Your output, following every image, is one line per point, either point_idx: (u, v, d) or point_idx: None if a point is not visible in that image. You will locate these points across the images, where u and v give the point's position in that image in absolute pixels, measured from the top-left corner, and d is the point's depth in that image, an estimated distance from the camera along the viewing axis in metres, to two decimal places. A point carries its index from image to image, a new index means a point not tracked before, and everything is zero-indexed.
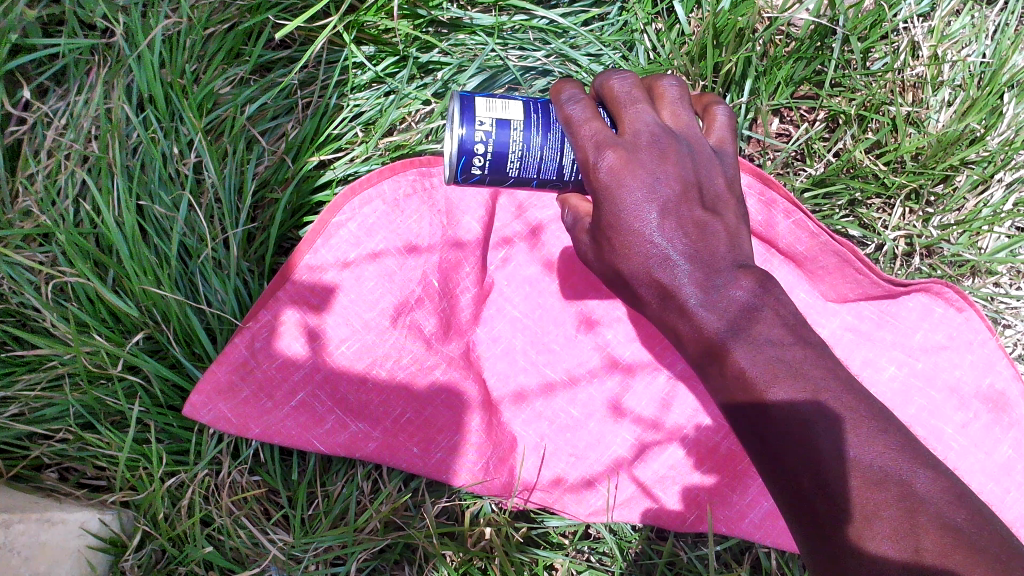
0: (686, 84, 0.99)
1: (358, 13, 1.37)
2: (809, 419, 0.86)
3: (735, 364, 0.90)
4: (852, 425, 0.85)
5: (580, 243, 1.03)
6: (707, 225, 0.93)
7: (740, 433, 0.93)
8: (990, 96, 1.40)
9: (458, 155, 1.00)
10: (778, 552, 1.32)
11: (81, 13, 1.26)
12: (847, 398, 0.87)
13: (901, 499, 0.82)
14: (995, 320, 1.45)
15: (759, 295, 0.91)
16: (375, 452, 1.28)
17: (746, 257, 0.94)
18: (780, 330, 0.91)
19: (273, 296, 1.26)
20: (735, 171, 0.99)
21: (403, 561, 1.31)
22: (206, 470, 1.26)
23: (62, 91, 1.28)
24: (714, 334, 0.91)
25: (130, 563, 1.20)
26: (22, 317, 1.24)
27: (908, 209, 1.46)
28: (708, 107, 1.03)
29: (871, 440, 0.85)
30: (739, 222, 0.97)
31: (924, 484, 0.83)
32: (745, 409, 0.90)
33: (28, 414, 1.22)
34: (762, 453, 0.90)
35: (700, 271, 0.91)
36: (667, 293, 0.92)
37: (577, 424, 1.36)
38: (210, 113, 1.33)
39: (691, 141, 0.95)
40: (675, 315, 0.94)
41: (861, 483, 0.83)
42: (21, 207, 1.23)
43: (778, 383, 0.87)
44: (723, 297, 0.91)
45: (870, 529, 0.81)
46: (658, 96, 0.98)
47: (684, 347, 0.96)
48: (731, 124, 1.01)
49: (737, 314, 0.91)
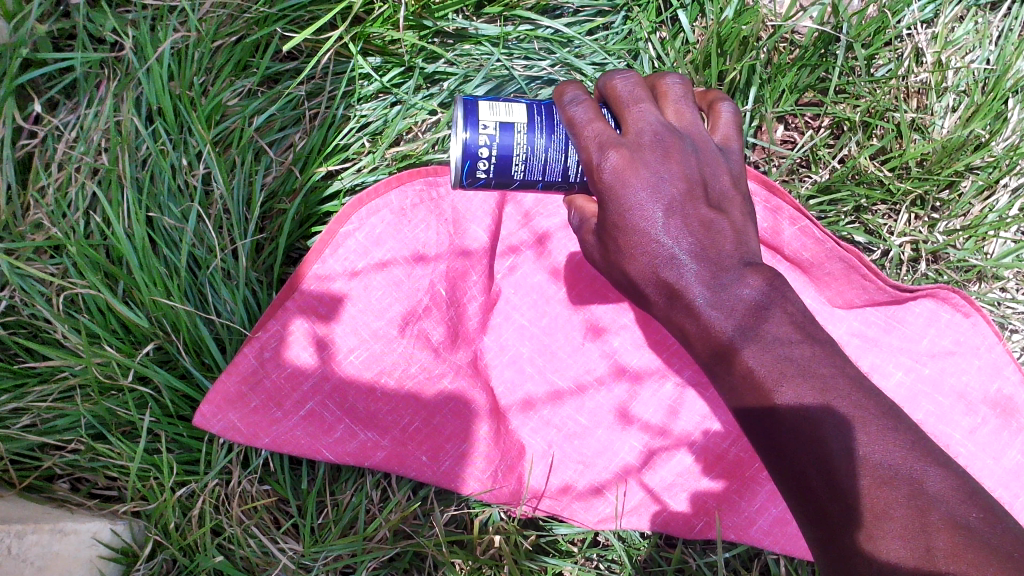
0: (690, 83, 1.00)
1: (364, 24, 1.39)
2: (817, 419, 0.85)
3: (743, 364, 0.90)
4: (861, 424, 0.85)
5: (587, 245, 1.02)
6: (713, 222, 0.93)
7: (749, 435, 0.93)
8: (994, 101, 1.41)
9: (462, 160, 1.01)
10: (788, 559, 1.32)
11: (91, 27, 1.29)
12: (855, 395, 0.87)
13: (912, 498, 0.82)
14: (1002, 325, 1.45)
15: (767, 293, 0.91)
16: (384, 460, 1.28)
17: (753, 255, 0.94)
18: (788, 329, 0.90)
19: (282, 306, 1.27)
20: (740, 169, 0.99)
21: (413, 569, 1.31)
22: (216, 479, 1.27)
23: (72, 104, 1.30)
24: (723, 334, 0.91)
25: (142, 572, 1.22)
26: (33, 328, 1.25)
27: (914, 214, 1.46)
28: (712, 105, 1.04)
29: (881, 439, 0.85)
30: (745, 221, 0.96)
31: (935, 483, 0.82)
32: (755, 410, 0.90)
33: (40, 425, 1.23)
34: (771, 455, 0.90)
35: (706, 270, 0.91)
36: (674, 293, 0.92)
37: (585, 432, 1.36)
38: (218, 124, 1.34)
39: (695, 139, 0.95)
40: (682, 315, 0.93)
41: (871, 483, 0.83)
42: (33, 220, 1.25)
43: (786, 383, 0.87)
44: (730, 296, 0.90)
45: (880, 529, 0.81)
46: (662, 94, 0.99)
47: (692, 347, 0.96)
48: (737, 121, 1.02)
49: (745, 314, 0.90)
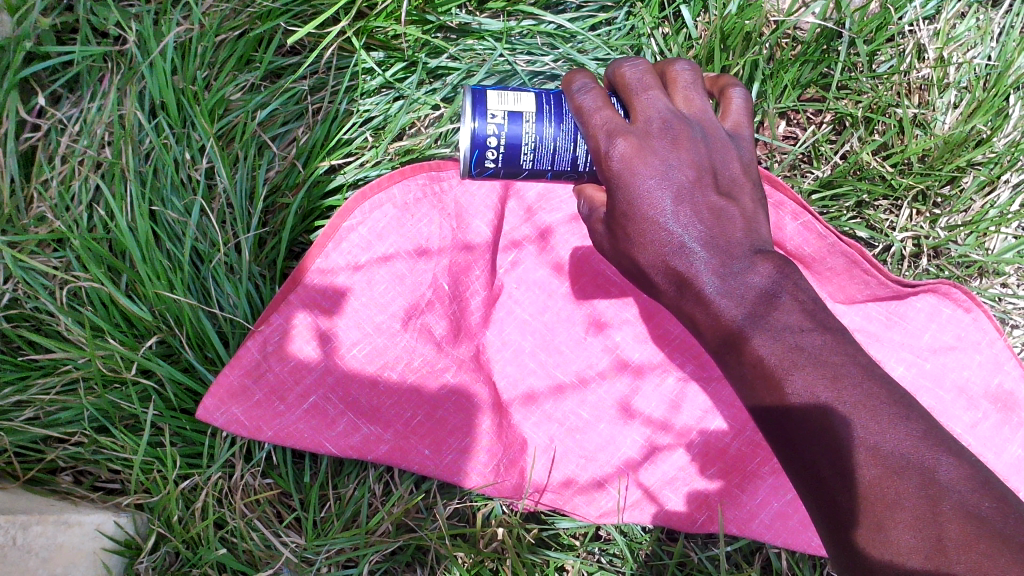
0: (699, 69, 0.99)
1: (369, 18, 1.39)
2: (829, 409, 0.85)
3: (754, 353, 0.90)
4: (873, 414, 0.84)
5: (595, 233, 1.01)
6: (723, 210, 0.93)
7: (761, 426, 0.93)
8: (995, 98, 1.42)
9: (471, 149, 1.01)
10: (789, 552, 1.33)
11: (95, 20, 1.29)
12: (868, 384, 0.87)
13: (923, 488, 0.81)
14: (1003, 321, 1.45)
15: (777, 280, 0.91)
16: (387, 454, 1.28)
17: (764, 242, 0.94)
18: (799, 317, 0.90)
19: (285, 300, 1.27)
20: (751, 156, 0.99)
21: (416, 563, 1.31)
22: (219, 472, 1.27)
23: (75, 98, 1.30)
24: (732, 322, 0.91)
25: (145, 565, 1.21)
26: (37, 321, 1.26)
27: (915, 210, 1.46)
28: (723, 90, 1.03)
29: (893, 427, 0.84)
30: (756, 207, 0.97)
31: (947, 471, 0.82)
32: (766, 400, 0.90)
33: (43, 418, 1.23)
34: (783, 446, 0.90)
35: (716, 258, 0.91)
36: (684, 282, 0.92)
37: (587, 426, 1.36)
38: (222, 119, 1.34)
39: (704, 126, 0.95)
40: (692, 304, 0.94)
41: (882, 472, 0.82)
42: (36, 213, 1.25)
43: (798, 370, 0.87)
44: (741, 284, 0.91)
45: (892, 519, 0.81)
46: (670, 81, 0.98)
47: (702, 335, 0.96)
48: (748, 107, 1.01)
49: (755, 301, 0.91)
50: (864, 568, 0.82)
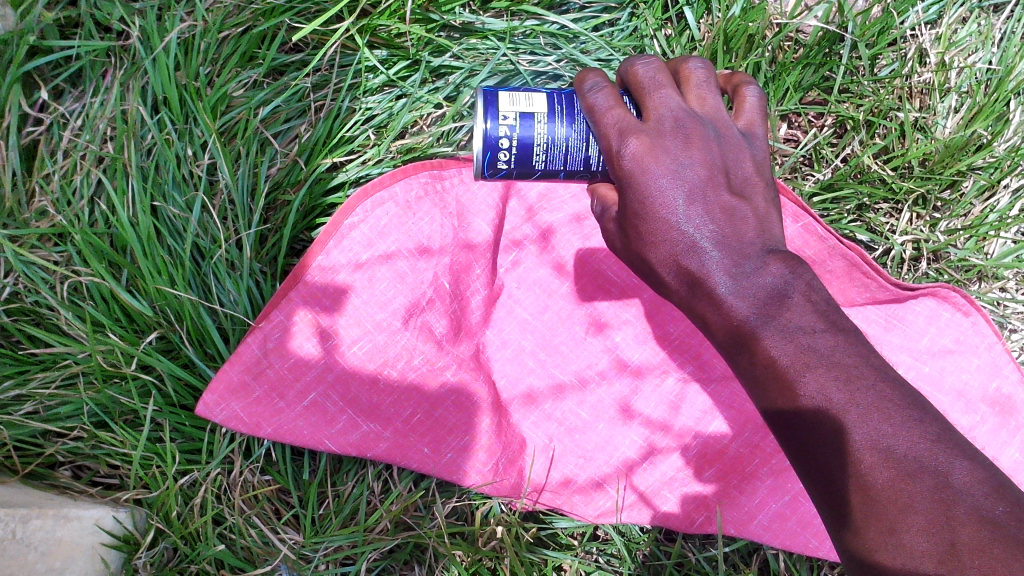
0: (712, 67, 1.00)
1: (372, 16, 1.39)
2: (840, 411, 0.86)
3: (766, 353, 0.90)
4: (886, 416, 0.85)
5: (608, 232, 1.01)
6: (735, 209, 0.93)
7: (773, 427, 0.93)
8: (995, 103, 1.43)
9: (484, 151, 1.02)
10: (788, 555, 1.33)
11: (99, 15, 1.30)
12: (880, 385, 0.87)
13: (936, 491, 0.80)
14: (1002, 325, 1.45)
15: (789, 280, 0.91)
16: (386, 452, 1.28)
17: (775, 242, 0.94)
18: (812, 318, 0.91)
19: (286, 297, 1.28)
20: (764, 155, 0.99)
21: (413, 561, 1.31)
22: (218, 468, 1.27)
23: (78, 92, 1.31)
24: (743, 321, 0.91)
25: (143, 560, 1.22)
26: (37, 315, 1.26)
27: (915, 214, 1.47)
28: (737, 88, 1.03)
29: (905, 430, 0.84)
30: (768, 207, 0.97)
31: (961, 475, 0.81)
32: (778, 401, 0.91)
33: (42, 412, 1.23)
34: (795, 447, 0.90)
35: (728, 258, 0.91)
36: (696, 281, 0.92)
37: (586, 426, 1.36)
38: (224, 114, 1.34)
39: (716, 125, 0.95)
40: (703, 303, 0.94)
41: (896, 475, 0.82)
42: (38, 207, 1.25)
43: (810, 372, 0.88)
44: (752, 283, 0.91)
45: (904, 523, 0.80)
46: (684, 79, 0.99)
47: (713, 334, 0.96)
48: (762, 105, 1.01)
49: (766, 300, 0.91)
50: (873, 568, 0.82)
